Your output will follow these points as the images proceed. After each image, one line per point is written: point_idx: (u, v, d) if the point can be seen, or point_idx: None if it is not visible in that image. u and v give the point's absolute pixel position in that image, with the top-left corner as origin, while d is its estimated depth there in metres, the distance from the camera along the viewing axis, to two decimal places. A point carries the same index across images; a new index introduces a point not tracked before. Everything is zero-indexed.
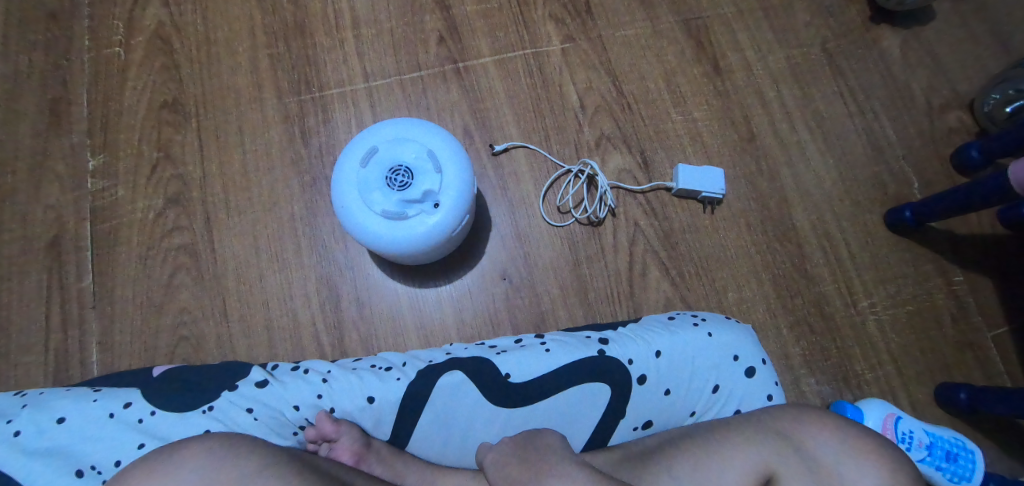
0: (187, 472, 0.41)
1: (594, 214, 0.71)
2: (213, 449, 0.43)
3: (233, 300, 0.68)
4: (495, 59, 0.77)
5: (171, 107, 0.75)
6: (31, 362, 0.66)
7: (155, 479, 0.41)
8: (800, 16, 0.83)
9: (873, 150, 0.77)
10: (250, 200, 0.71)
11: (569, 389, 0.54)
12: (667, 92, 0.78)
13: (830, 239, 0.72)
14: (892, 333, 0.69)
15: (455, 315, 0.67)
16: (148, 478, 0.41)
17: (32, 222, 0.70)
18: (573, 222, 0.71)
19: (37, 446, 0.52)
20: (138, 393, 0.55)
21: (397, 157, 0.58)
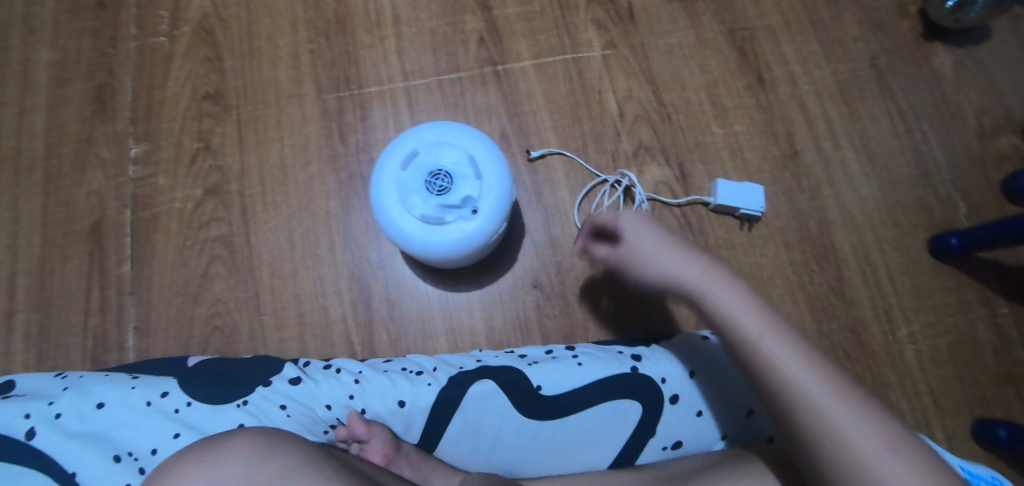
0: (232, 464, 0.41)
1: None
2: (255, 441, 0.43)
3: (267, 294, 0.68)
4: (535, 63, 0.77)
5: (212, 98, 0.75)
6: (72, 343, 0.68)
7: (203, 471, 0.41)
8: (850, 30, 0.81)
9: (919, 173, 0.75)
10: (287, 195, 0.72)
11: (600, 404, 0.54)
12: (708, 103, 0.76)
13: (869, 263, 0.71)
14: (930, 363, 0.67)
15: (485, 320, 0.67)
16: (195, 470, 0.42)
17: (76, 206, 0.72)
18: None
19: (78, 429, 0.54)
20: (174, 383, 0.56)
21: (438, 161, 0.58)
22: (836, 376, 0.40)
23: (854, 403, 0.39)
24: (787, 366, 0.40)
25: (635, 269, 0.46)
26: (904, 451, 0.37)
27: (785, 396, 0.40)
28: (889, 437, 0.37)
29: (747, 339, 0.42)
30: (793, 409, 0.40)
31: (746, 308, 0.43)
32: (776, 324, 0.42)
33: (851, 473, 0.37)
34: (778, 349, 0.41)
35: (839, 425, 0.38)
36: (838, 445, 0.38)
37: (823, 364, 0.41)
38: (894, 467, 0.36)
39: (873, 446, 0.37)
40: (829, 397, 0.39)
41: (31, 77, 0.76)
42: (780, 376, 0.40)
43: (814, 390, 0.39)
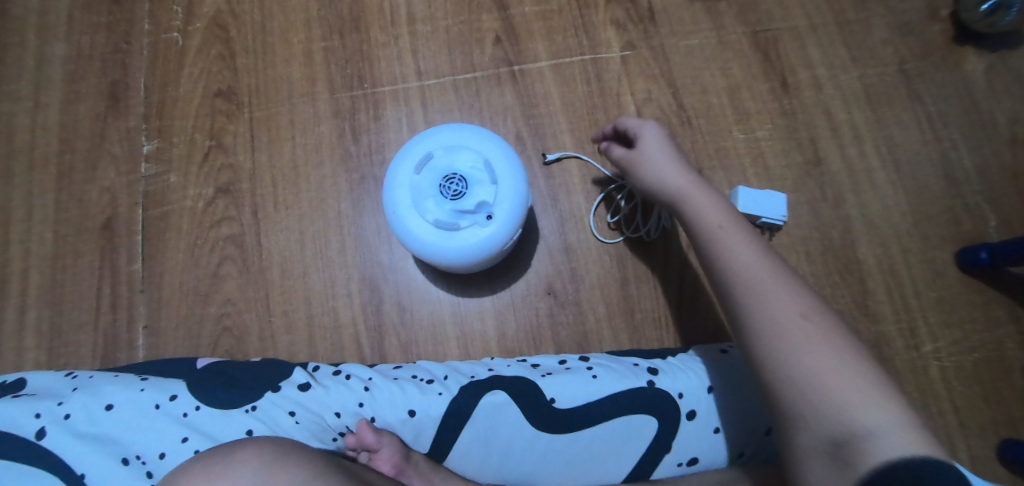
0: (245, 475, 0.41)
1: (646, 233, 0.67)
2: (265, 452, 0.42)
3: (277, 296, 0.68)
4: (552, 64, 0.75)
5: (225, 96, 0.75)
6: (82, 340, 0.68)
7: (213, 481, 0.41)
8: (878, 33, 0.78)
9: (948, 182, 0.73)
10: (298, 195, 0.71)
11: (614, 419, 0.53)
12: (730, 108, 0.74)
13: (894, 276, 0.69)
14: (955, 380, 0.66)
15: (497, 327, 0.66)
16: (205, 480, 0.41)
17: (88, 202, 0.72)
18: (624, 239, 0.68)
19: (87, 430, 0.54)
20: (183, 386, 0.56)
21: (452, 165, 0.57)
22: (779, 270, 0.44)
23: (784, 287, 0.42)
24: (731, 249, 0.46)
25: (636, 163, 0.55)
26: (818, 330, 0.40)
27: (722, 273, 0.46)
28: (807, 316, 0.40)
29: (704, 226, 0.49)
30: (727, 285, 0.45)
31: (713, 206, 0.49)
32: (735, 223, 0.48)
33: (759, 336, 0.41)
34: (728, 235, 0.47)
35: (760, 295, 0.42)
36: (755, 311, 0.42)
37: (770, 259, 0.45)
38: (799, 335, 0.39)
39: (786, 317, 0.41)
40: (762, 276, 0.44)
41: (46, 72, 0.76)
42: (722, 255, 0.46)
43: (749, 269, 0.44)
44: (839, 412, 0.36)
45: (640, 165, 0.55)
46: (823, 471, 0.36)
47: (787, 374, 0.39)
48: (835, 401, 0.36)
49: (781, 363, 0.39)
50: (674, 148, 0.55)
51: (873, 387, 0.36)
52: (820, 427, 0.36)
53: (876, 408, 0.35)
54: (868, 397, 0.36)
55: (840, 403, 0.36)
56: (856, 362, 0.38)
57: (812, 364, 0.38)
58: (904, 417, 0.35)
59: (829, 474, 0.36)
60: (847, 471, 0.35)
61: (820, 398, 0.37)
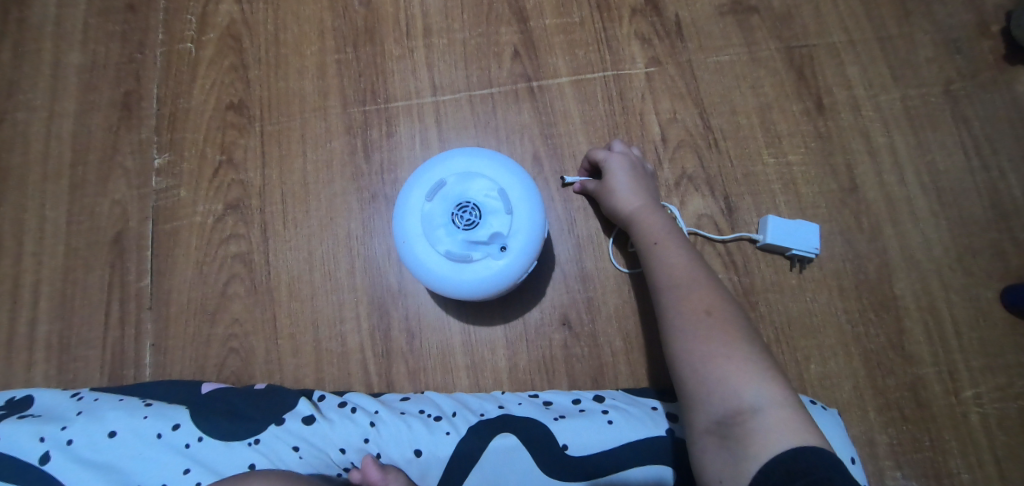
0: None
1: None
2: None
3: (284, 317, 0.66)
4: (573, 80, 0.72)
5: (237, 109, 0.73)
6: (91, 356, 0.67)
7: None
8: (922, 50, 0.73)
9: (995, 214, 0.68)
10: (308, 213, 0.69)
11: (630, 469, 0.50)
12: (760, 129, 0.70)
13: (933, 314, 0.65)
14: (997, 429, 0.62)
15: (509, 358, 0.63)
16: None
17: (100, 215, 0.71)
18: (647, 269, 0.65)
19: (86, 456, 0.52)
20: (186, 415, 0.54)
21: (466, 192, 0.54)
22: (696, 276, 0.50)
23: (697, 292, 0.48)
24: (658, 258, 0.53)
25: (601, 194, 0.61)
26: (715, 321, 0.46)
27: (651, 279, 0.52)
28: (711, 317, 0.46)
29: (643, 239, 0.55)
30: (654, 290, 0.52)
31: (651, 223, 0.56)
32: (667, 235, 0.54)
33: (668, 334, 0.47)
34: (661, 248, 0.53)
35: (672, 299, 0.49)
36: (668, 313, 0.48)
37: (690, 267, 0.51)
38: (698, 332, 0.45)
39: (691, 317, 0.47)
40: (679, 283, 0.50)
41: (61, 81, 0.75)
42: (651, 264, 0.53)
43: (670, 276, 0.51)
44: (723, 399, 0.42)
45: (604, 198, 0.61)
46: (711, 450, 0.42)
47: (685, 367, 0.45)
48: (721, 388, 0.42)
49: (682, 358, 0.45)
50: (635, 177, 0.60)
51: (755, 376, 0.42)
52: (707, 411, 0.42)
53: (754, 395, 0.41)
54: (748, 384, 0.41)
55: (723, 390, 0.42)
56: (743, 347, 0.44)
57: (703, 356, 0.44)
58: (777, 400, 0.41)
59: (716, 453, 0.41)
60: (725, 449, 0.40)
61: (709, 387, 0.43)
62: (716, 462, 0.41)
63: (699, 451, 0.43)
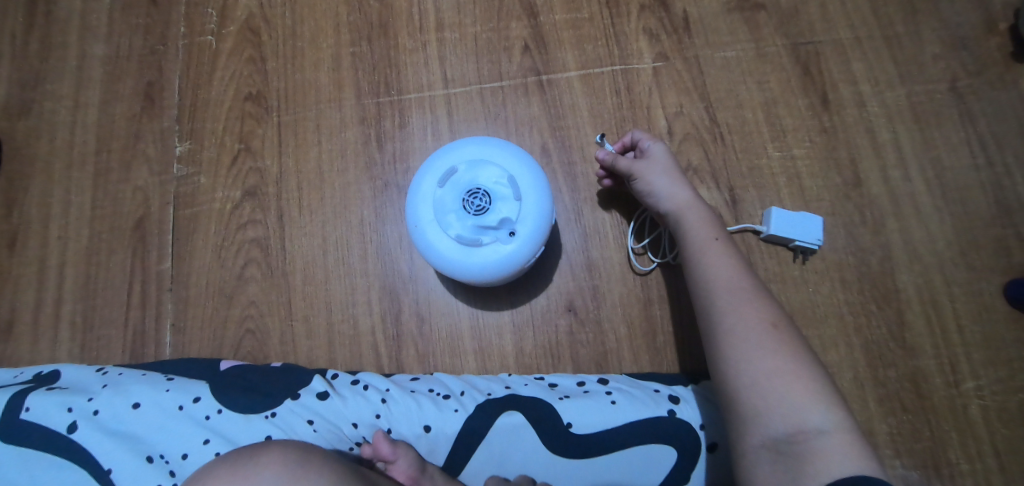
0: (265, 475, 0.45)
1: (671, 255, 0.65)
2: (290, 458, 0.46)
3: (298, 301, 0.68)
4: (581, 74, 0.73)
5: (255, 99, 0.75)
6: (113, 335, 0.70)
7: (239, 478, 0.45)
8: (928, 48, 0.74)
9: (999, 210, 0.69)
10: (322, 201, 0.71)
11: (631, 447, 0.52)
12: (765, 124, 0.71)
13: (935, 308, 0.66)
14: (997, 421, 0.63)
15: (515, 342, 0.65)
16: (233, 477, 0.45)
17: (122, 201, 0.74)
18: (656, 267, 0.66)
19: (114, 426, 0.55)
20: (206, 389, 0.57)
21: (476, 179, 0.56)
22: (753, 288, 0.49)
23: (755, 304, 0.48)
24: (711, 264, 0.52)
25: (642, 174, 0.59)
26: (776, 337, 0.45)
27: (702, 284, 0.51)
28: (773, 332, 0.46)
29: (694, 242, 0.54)
30: (704, 295, 0.51)
31: (702, 226, 0.55)
32: (721, 241, 0.53)
33: (725, 343, 0.47)
34: (715, 254, 0.52)
35: (731, 308, 0.48)
36: (725, 322, 0.47)
37: (746, 277, 0.50)
38: (761, 347, 0.45)
39: (753, 331, 0.46)
40: (737, 293, 0.49)
41: (87, 72, 0.78)
42: (703, 268, 0.52)
43: (726, 284, 0.50)
44: (786, 418, 0.42)
45: (655, 173, 0.59)
46: (764, 465, 0.41)
47: (744, 379, 0.44)
48: (785, 407, 0.42)
49: (742, 370, 0.45)
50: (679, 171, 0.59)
51: (820, 398, 0.42)
52: (767, 427, 0.42)
53: (820, 418, 0.41)
54: (814, 407, 0.41)
55: (788, 409, 0.42)
56: (805, 367, 0.44)
57: (767, 373, 0.44)
58: (840, 424, 0.41)
59: (768, 468, 0.41)
60: (784, 466, 0.40)
61: (772, 404, 0.42)
62: (770, 476, 0.41)
63: (747, 463, 0.43)
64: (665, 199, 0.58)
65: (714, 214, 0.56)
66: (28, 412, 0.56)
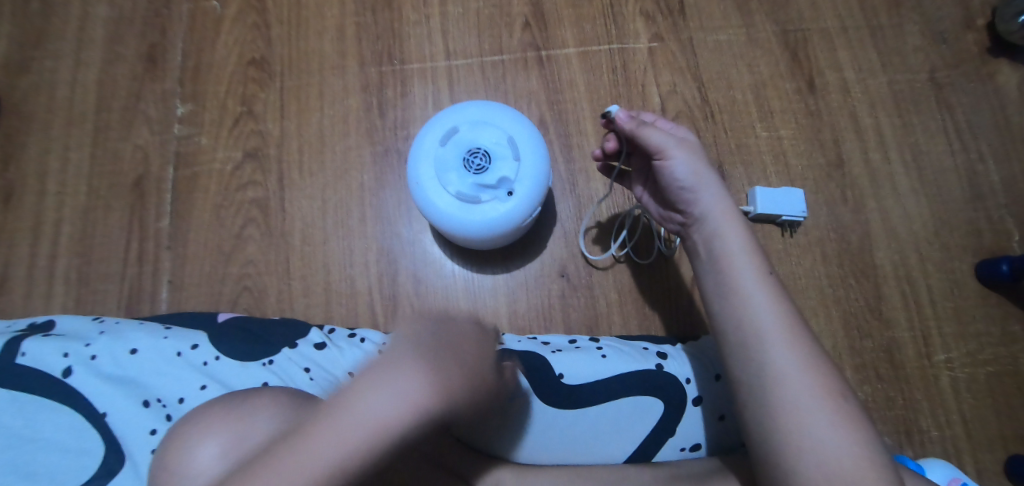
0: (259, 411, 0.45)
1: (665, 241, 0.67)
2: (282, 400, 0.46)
3: (297, 260, 0.69)
4: (579, 51, 0.76)
5: (258, 64, 0.76)
6: (108, 290, 0.70)
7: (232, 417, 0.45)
8: (910, 40, 0.78)
9: (973, 194, 0.72)
10: (323, 164, 0.73)
11: (620, 398, 0.56)
12: (755, 105, 0.74)
13: (910, 283, 0.70)
14: (965, 392, 0.67)
15: (509, 305, 0.67)
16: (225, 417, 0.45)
17: (121, 159, 0.74)
18: (657, 253, 0.67)
19: (111, 372, 0.56)
20: (205, 337, 0.59)
21: (476, 140, 0.59)
22: (805, 340, 0.41)
23: (810, 360, 0.40)
24: (758, 303, 0.42)
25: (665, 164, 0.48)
26: (836, 406, 0.38)
27: (748, 335, 0.41)
28: (835, 404, 0.38)
29: (732, 268, 0.44)
30: (747, 341, 0.41)
31: (743, 252, 0.44)
32: (765, 274, 0.43)
33: (787, 422, 0.38)
34: (763, 289, 0.42)
35: (790, 375, 0.39)
36: (778, 393, 0.39)
37: (798, 324, 0.42)
38: (830, 426, 0.38)
39: (812, 402, 0.38)
40: (792, 350, 0.40)
41: (90, 32, 0.79)
42: (749, 315, 0.42)
43: (775, 329, 0.41)
44: None
45: (692, 150, 0.48)
46: None
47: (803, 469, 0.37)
48: None
49: (801, 457, 0.37)
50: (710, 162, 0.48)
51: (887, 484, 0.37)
52: None
53: None
54: None
55: None
56: (866, 441, 0.38)
57: (834, 460, 0.37)
58: None
59: None
60: None
61: None
62: None
63: None
64: (698, 192, 0.47)
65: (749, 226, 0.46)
66: (24, 356, 0.55)
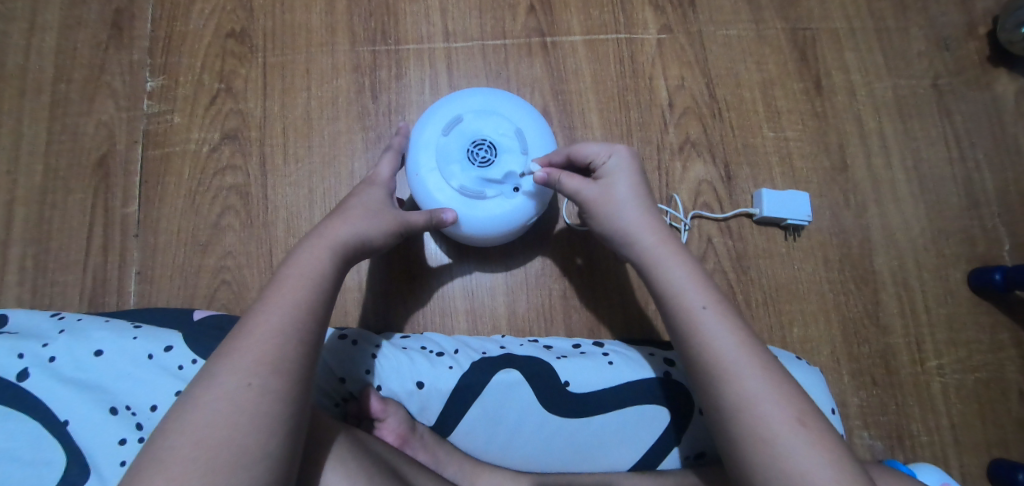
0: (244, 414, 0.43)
1: None
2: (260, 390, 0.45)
3: (281, 253, 0.64)
4: (586, 39, 0.72)
5: (238, 37, 0.70)
6: (68, 281, 0.63)
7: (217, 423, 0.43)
8: (914, 44, 0.77)
9: (968, 202, 0.72)
10: (310, 149, 0.67)
11: (627, 408, 0.54)
12: (762, 104, 0.72)
13: (906, 290, 0.70)
14: (955, 398, 0.68)
15: (508, 305, 0.64)
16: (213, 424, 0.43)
17: (83, 136, 0.67)
18: None
19: (72, 375, 0.51)
20: (179, 338, 0.54)
21: (481, 130, 0.55)
22: (761, 360, 0.41)
23: (770, 383, 0.40)
24: (709, 333, 0.42)
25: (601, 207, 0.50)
26: (804, 429, 0.38)
27: (714, 365, 0.41)
28: (803, 427, 0.38)
29: (680, 304, 0.44)
30: (707, 375, 0.42)
31: (692, 280, 0.45)
32: (719, 301, 0.44)
33: (769, 450, 0.38)
34: (712, 319, 0.43)
35: (761, 398, 0.39)
36: (741, 422, 0.39)
37: (758, 347, 0.42)
38: (809, 445, 0.37)
39: (779, 427, 0.38)
40: (748, 375, 0.40)
41: None
42: (710, 344, 0.42)
43: (729, 357, 0.41)
44: None
45: (617, 187, 0.50)
46: None
47: None
48: None
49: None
50: (640, 194, 0.50)
51: None
52: None
53: None
54: None
55: None
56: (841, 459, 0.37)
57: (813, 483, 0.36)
58: None
59: None
60: None
61: None
62: None
63: None
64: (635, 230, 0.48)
65: (689, 254, 0.47)
66: None
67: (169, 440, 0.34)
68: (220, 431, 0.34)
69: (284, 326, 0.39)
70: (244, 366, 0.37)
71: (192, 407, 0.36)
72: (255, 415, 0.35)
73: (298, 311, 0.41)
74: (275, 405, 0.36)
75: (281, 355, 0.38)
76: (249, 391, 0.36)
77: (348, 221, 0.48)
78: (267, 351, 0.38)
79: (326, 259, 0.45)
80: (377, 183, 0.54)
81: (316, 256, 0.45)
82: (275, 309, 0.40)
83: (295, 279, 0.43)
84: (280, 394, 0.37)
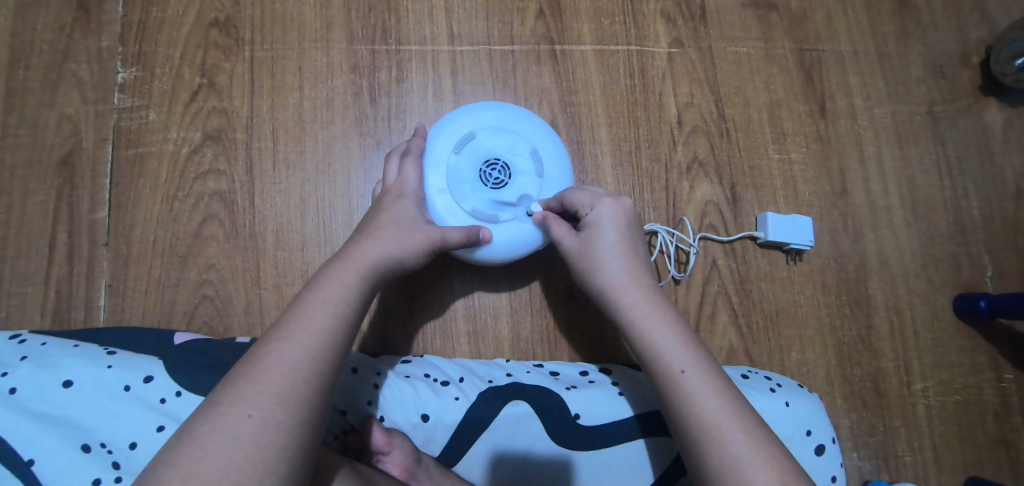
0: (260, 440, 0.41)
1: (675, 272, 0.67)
2: None
3: (270, 267, 0.60)
4: (597, 49, 0.69)
5: (222, 27, 0.64)
6: (28, 293, 0.57)
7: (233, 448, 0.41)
8: (914, 69, 0.77)
9: (957, 228, 0.74)
10: (302, 155, 0.63)
11: (638, 439, 0.53)
12: (769, 124, 0.72)
13: (897, 314, 0.71)
14: (937, 419, 0.70)
15: (512, 327, 0.62)
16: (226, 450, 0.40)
17: (44, 131, 0.60)
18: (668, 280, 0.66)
19: (35, 408, 0.46)
20: (161, 368, 0.50)
21: (495, 148, 0.53)
22: (747, 425, 0.40)
23: (755, 451, 0.39)
24: (693, 394, 0.41)
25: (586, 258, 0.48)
26: None
27: (698, 426, 0.41)
28: None
29: (664, 364, 0.43)
30: (692, 437, 0.41)
31: (675, 338, 0.44)
32: (702, 360, 0.43)
33: None
34: (695, 380, 0.42)
35: (744, 466, 0.38)
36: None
37: (742, 408, 0.41)
38: None
39: None
40: (731, 441, 0.39)
41: None
42: (694, 407, 0.41)
43: (713, 420, 0.40)
44: None
45: (603, 237, 0.48)
46: None
47: None
48: None
49: None
50: (628, 244, 0.48)
51: None
52: None
53: None
54: None
55: None
56: None
57: None
58: None
59: None
60: None
61: None
62: None
63: None
64: (620, 284, 0.47)
65: (674, 309, 0.46)
66: None
67: (161, 471, 0.32)
68: (215, 465, 0.32)
69: (296, 359, 0.37)
70: (250, 400, 0.35)
71: (188, 438, 0.33)
72: (253, 451, 0.33)
73: (321, 347, 0.38)
74: (276, 439, 0.34)
75: (292, 390, 0.36)
76: (250, 423, 0.34)
77: (379, 241, 0.46)
78: (276, 383, 0.36)
79: (355, 283, 0.42)
80: (405, 193, 0.50)
81: (342, 280, 0.42)
82: (287, 340, 0.38)
83: (319, 308, 0.40)
84: (282, 432, 0.34)
